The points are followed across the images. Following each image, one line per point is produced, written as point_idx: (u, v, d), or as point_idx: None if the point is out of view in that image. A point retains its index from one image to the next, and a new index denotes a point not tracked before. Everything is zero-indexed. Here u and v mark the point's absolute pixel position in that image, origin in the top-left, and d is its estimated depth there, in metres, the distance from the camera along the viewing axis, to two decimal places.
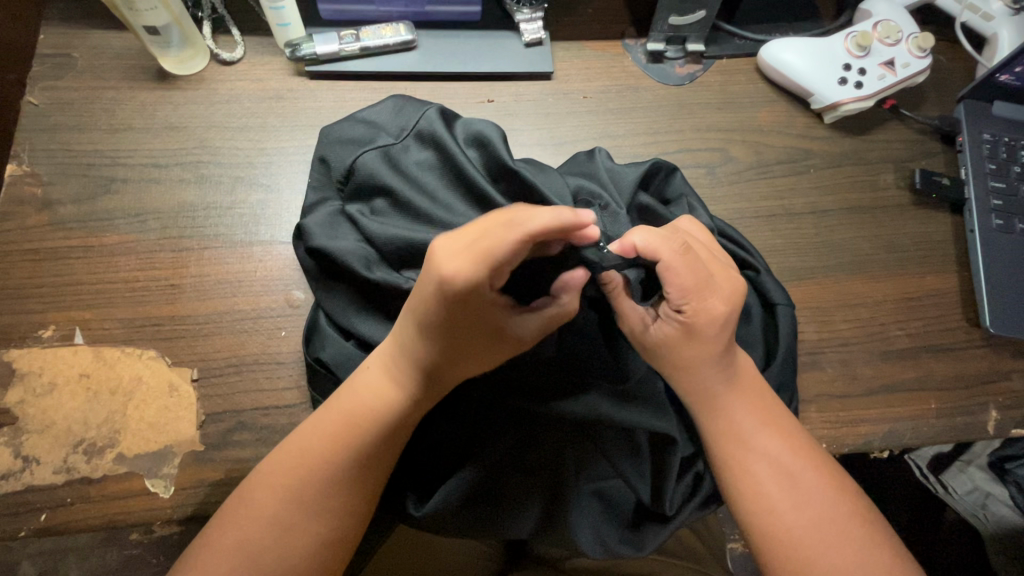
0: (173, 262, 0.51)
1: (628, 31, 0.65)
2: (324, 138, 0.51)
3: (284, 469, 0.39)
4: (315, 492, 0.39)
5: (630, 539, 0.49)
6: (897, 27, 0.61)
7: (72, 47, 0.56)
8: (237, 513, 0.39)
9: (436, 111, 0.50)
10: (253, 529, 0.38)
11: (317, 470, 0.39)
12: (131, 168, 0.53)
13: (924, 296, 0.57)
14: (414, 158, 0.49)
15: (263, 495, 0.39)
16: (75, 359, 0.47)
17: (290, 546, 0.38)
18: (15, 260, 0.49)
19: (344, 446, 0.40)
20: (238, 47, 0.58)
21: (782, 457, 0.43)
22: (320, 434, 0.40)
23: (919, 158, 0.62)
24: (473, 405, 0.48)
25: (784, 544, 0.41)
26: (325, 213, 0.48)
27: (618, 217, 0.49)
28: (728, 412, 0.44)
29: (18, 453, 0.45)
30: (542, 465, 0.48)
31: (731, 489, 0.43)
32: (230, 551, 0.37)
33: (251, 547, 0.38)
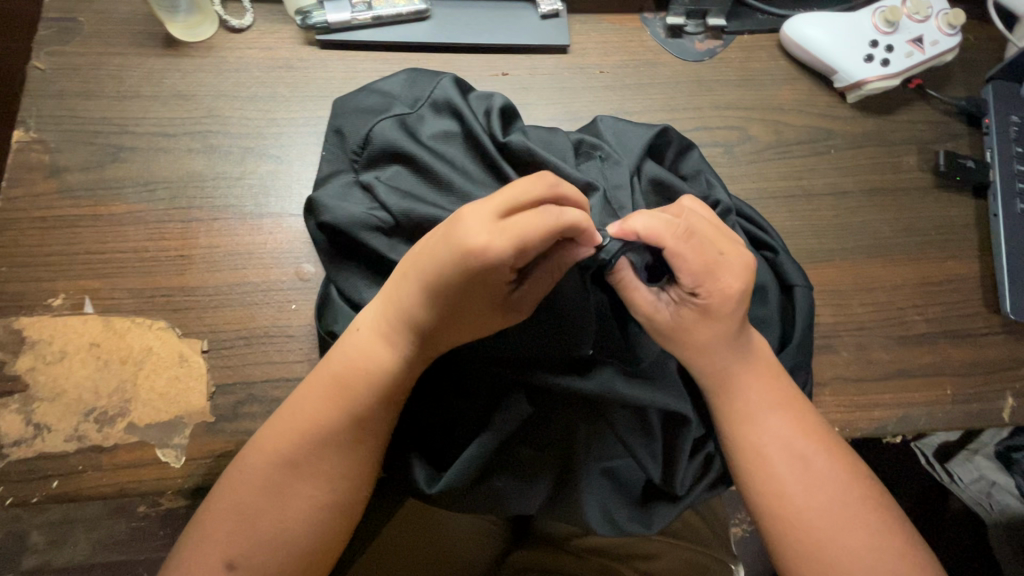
0: (183, 232, 0.50)
1: (647, 4, 0.63)
2: (337, 108, 0.50)
3: (292, 440, 0.39)
4: (324, 460, 0.39)
5: (638, 517, 0.49)
6: (927, 3, 0.59)
7: (78, 12, 0.55)
8: (244, 480, 0.38)
9: (452, 82, 0.50)
10: (257, 495, 0.38)
11: (327, 441, 0.39)
12: (140, 137, 0.52)
13: (943, 282, 0.56)
14: (430, 128, 0.49)
15: (272, 465, 0.39)
16: (85, 328, 0.47)
17: (293, 514, 0.38)
18: (24, 227, 0.49)
19: (354, 418, 0.39)
20: (247, 14, 0.57)
21: (793, 440, 0.42)
22: (333, 407, 0.39)
23: (944, 140, 0.61)
24: (485, 382, 0.47)
25: (794, 530, 0.41)
26: (338, 184, 0.47)
27: (619, 168, 0.49)
28: (742, 393, 0.43)
29: (30, 420, 0.45)
30: (553, 442, 0.48)
31: (742, 473, 0.43)
32: (236, 514, 0.38)
33: (256, 512, 0.38)
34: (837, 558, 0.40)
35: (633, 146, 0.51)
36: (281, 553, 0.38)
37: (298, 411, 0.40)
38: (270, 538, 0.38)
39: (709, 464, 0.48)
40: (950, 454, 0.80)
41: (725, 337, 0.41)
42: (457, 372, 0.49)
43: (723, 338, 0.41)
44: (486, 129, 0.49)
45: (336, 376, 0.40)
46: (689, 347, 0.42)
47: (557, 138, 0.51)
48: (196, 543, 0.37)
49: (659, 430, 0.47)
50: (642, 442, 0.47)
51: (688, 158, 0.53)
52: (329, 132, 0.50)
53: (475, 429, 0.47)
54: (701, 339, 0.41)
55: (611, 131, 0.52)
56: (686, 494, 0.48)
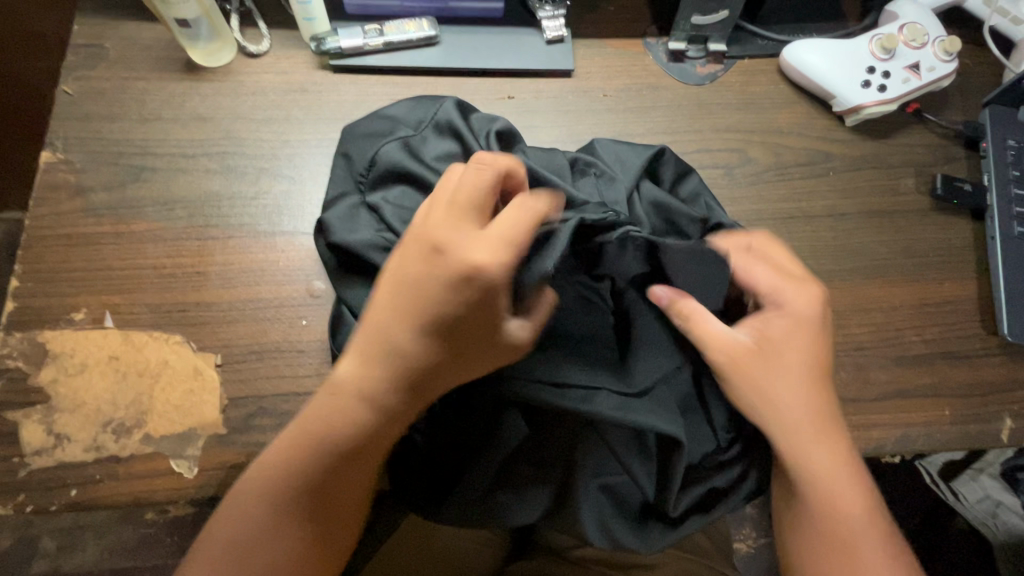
0: (200, 250, 0.52)
1: (649, 30, 0.65)
2: (344, 134, 0.52)
3: (285, 471, 0.39)
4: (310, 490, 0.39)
5: (634, 534, 0.50)
6: (924, 30, 0.61)
7: (105, 38, 0.58)
8: (239, 502, 0.39)
9: (452, 104, 0.52)
10: (250, 519, 0.39)
11: (290, 479, 0.39)
12: (161, 158, 0.55)
13: (941, 303, 0.57)
14: (434, 149, 0.51)
15: (247, 504, 0.39)
16: (105, 341, 0.49)
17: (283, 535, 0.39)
18: (49, 244, 0.51)
19: (317, 457, 0.39)
20: (264, 40, 0.59)
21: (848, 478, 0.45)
22: (302, 432, 0.39)
23: (942, 163, 0.62)
24: (485, 402, 0.48)
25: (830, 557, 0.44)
26: (344, 206, 0.49)
27: (614, 184, 0.51)
28: (814, 409, 0.45)
29: (50, 430, 0.46)
30: (552, 460, 0.50)
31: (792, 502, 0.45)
32: (234, 533, 0.39)
33: (250, 534, 0.39)
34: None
35: (630, 165, 0.53)
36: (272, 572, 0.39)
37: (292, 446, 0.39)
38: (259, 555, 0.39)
39: (706, 482, 0.49)
40: (955, 474, 0.83)
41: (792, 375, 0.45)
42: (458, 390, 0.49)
43: (789, 376, 0.45)
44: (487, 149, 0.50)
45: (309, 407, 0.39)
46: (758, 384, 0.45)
47: (554, 156, 0.53)
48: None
49: (654, 449, 0.49)
50: (637, 459, 0.48)
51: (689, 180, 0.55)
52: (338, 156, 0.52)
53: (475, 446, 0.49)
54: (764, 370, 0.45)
55: (608, 152, 0.54)
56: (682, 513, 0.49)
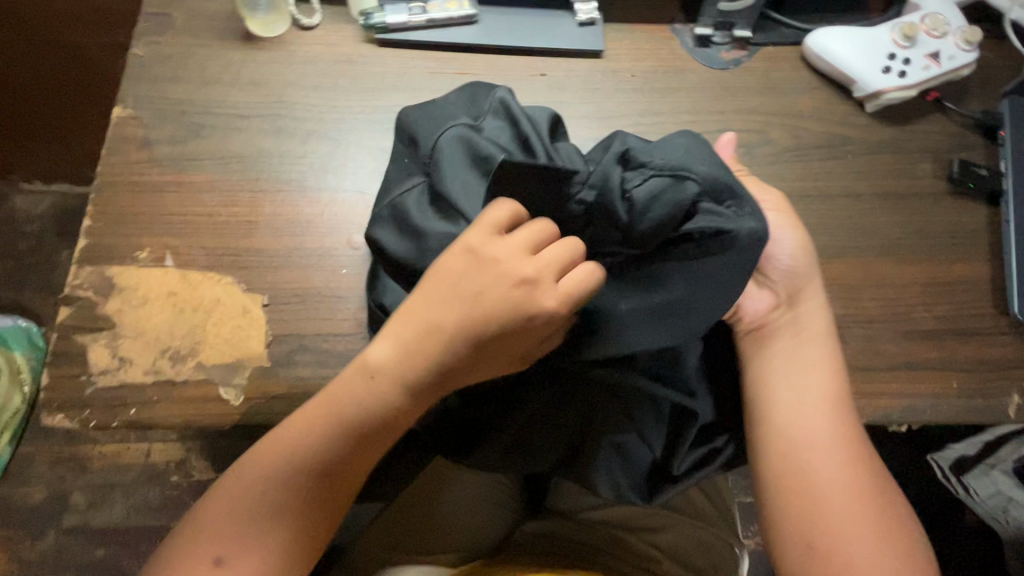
0: (251, 201, 0.56)
1: (677, 17, 0.68)
2: (408, 120, 0.53)
3: (323, 411, 0.45)
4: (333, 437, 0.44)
5: (640, 489, 0.54)
6: (945, 21, 0.63)
7: (173, 8, 0.63)
8: (284, 432, 0.45)
9: (508, 92, 0.53)
10: (286, 449, 0.45)
11: (298, 474, 0.45)
12: (219, 117, 0.59)
13: (953, 282, 0.59)
14: (492, 132, 0.51)
15: (245, 492, 0.44)
16: (165, 278, 0.53)
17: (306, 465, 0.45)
18: (119, 190, 0.56)
19: (313, 438, 0.45)
20: (316, 14, 0.64)
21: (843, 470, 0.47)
22: (317, 438, 0.45)
23: (959, 150, 0.64)
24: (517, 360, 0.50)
25: (817, 540, 0.46)
26: (415, 193, 0.50)
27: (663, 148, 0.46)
28: (810, 378, 0.50)
29: (115, 354, 0.51)
30: (569, 419, 0.52)
31: (777, 484, 0.48)
32: (271, 456, 0.45)
33: (283, 460, 0.45)
34: (850, 558, 0.45)
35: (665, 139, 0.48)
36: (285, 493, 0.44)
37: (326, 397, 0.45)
38: (282, 480, 0.44)
39: (714, 446, 0.52)
40: (966, 467, 0.79)
41: (808, 367, 0.50)
42: None
43: (788, 347, 0.51)
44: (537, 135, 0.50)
45: (311, 405, 0.46)
46: (777, 364, 0.50)
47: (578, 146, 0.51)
48: (225, 557, 0.43)
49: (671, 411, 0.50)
50: (657, 427, 0.50)
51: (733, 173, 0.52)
52: (406, 142, 0.53)
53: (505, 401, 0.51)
54: (791, 355, 0.50)
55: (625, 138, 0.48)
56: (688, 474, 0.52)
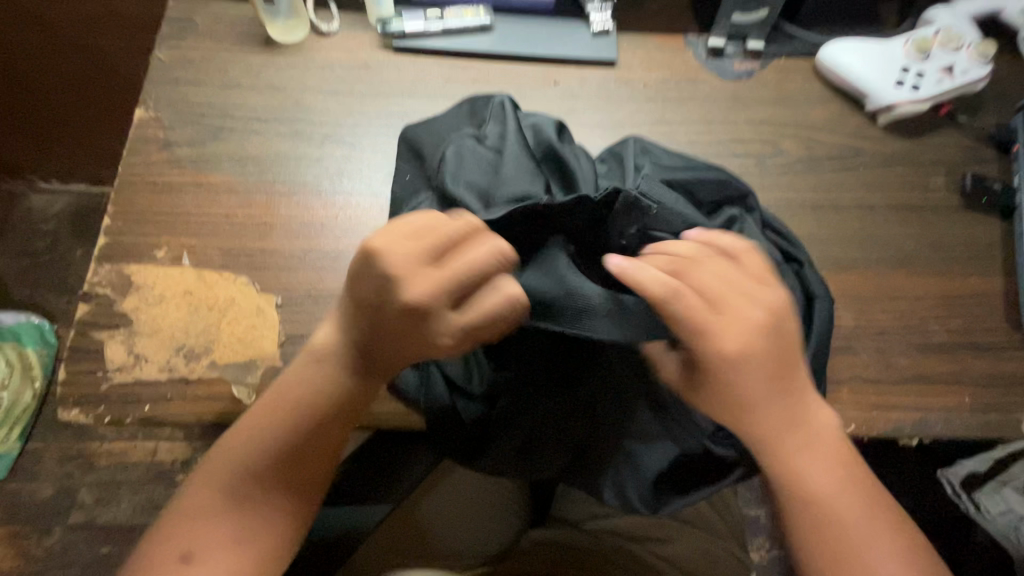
0: (267, 203, 0.57)
1: (690, 28, 0.69)
2: (413, 130, 0.55)
3: (297, 386, 0.46)
4: (297, 407, 0.45)
5: (647, 500, 0.52)
6: (959, 35, 0.63)
7: (195, 13, 0.64)
8: (264, 405, 0.46)
9: (509, 100, 0.54)
10: (259, 423, 0.45)
11: (261, 462, 0.44)
12: (237, 120, 0.60)
13: (965, 296, 0.59)
14: (494, 136, 0.52)
15: (221, 460, 0.45)
16: (181, 277, 0.54)
17: (273, 433, 0.45)
18: (138, 190, 0.57)
19: (289, 415, 0.45)
20: (335, 21, 0.65)
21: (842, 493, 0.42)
22: (274, 419, 0.45)
23: (972, 164, 0.64)
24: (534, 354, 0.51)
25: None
26: (423, 202, 0.52)
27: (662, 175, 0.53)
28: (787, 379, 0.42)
29: (131, 351, 0.52)
30: (579, 425, 0.52)
31: (793, 522, 0.43)
32: (244, 430, 0.45)
33: (252, 429, 0.45)
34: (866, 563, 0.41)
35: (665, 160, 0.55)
36: (249, 457, 0.44)
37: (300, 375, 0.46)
38: (255, 446, 0.45)
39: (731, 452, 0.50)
40: (977, 484, 0.77)
41: (767, 389, 0.42)
42: (505, 344, 0.51)
43: None
44: (543, 142, 0.53)
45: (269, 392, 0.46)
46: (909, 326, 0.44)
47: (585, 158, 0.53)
48: (196, 553, 0.42)
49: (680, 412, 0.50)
50: (665, 435, 0.51)
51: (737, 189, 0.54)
52: (411, 156, 0.55)
53: (516, 406, 0.51)
54: None
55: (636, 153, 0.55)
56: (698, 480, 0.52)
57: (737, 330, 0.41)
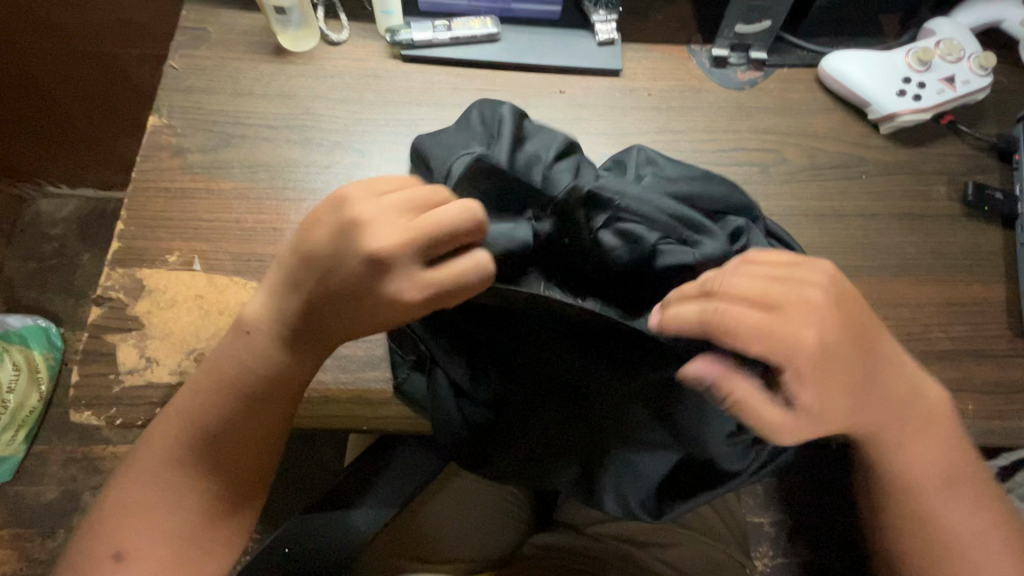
0: (277, 208, 0.58)
1: (694, 38, 0.70)
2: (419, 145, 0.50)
3: (230, 366, 0.46)
4: (235, 387, 0.46)
5: (649, 507, 0.53)
6: (960, 46, 0.64)
7: (207, 23, 0.65)
8: (198, 383, 0.47)
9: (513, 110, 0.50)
10: (193, 402, 0.47)
11: (184, 462, 0.47)
12: (248, 127, 0.62)
13: (968, 304, 0.59)
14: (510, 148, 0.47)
15: (167, 440, 0.47)
16: (193, 281, 0.55)
17: (206, 412, 0.47)
18: (151, 195, 0.58)
19: (226, 396, 0.46)
20: (344, 30, 0.66)
21: (945, 455, 0.48)
22: (202, 420, 0.47)
23: (974, 173, 0.64)
24: (527, 365, 0.49)
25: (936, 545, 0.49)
26: None
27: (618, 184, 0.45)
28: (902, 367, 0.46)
29: (143, 354, 0.53)
30: (578, 434, 0.52)
31: (884, 486, 0.49)
32: (181, 410, 0.47)
33: (185, 408, 0.47)
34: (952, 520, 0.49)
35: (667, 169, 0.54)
36: (188, 438, 0.47)
37: (232, 352, 0.47)
38: (191, 427, 0.47)
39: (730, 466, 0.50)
40: None
41: (871, 374, 0.44)
42: (501, 354, 0.49)
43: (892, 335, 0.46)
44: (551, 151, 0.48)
45: (196, 380, 0.48)
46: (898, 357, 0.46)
47: None
48: (127, 552, 0.45)
49: (686, 424, 0.48)
50: (666, 447, 0.50)
51: (736, 195, 0.51)
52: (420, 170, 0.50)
53: (521, 415, 0.52)
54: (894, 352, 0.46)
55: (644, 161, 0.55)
56: (702, 487, 0.51)
57: (805, 323, 0.41)
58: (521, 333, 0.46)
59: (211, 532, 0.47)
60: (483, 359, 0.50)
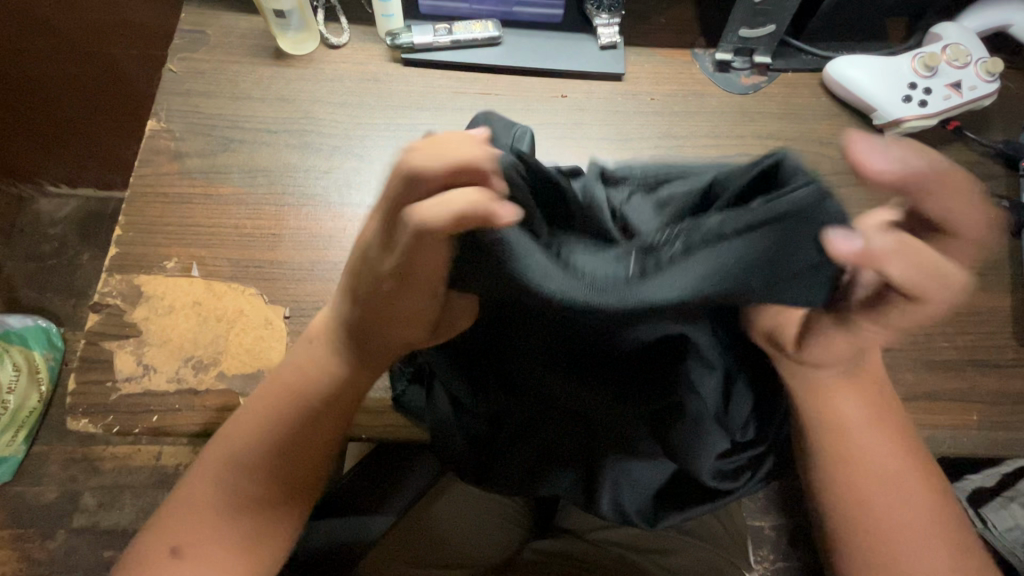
0: (276, 214, 0.58)
1: (698, 41, 0.69)
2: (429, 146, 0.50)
3: (301, 375, 0.48)
4: (303, 396, 0.48)
5: (645, 513, 0.54)
6: (967, 51, 0.63)
7: (206, 25, 0.65)
8: (265, 394, 0.48)
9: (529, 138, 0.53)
10: (262, 409, 0.48)
11: (230, 469, 0.47)
12: (248, 132, 0.61)
13: (974, 313, 0.58)
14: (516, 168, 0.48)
15: (228, 445, 0.47)
16: (190, 288, 0.55)
17: (274, 421, 0.47)
18: (149, 200, 0.58)
19: (289, 406, 0.48)
20: (344, 33, 0.66)
21: (913, 493, 0.48)
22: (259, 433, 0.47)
23: (980, 180, 0.64)
24: (524, 380, 0.47)
25: (866, 530, 0.48)
26: None
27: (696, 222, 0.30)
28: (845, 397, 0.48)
29: (140, 361, 0.52)
30: (575, 446, 0.52)
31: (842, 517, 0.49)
32: (248, 417, 0.48)
33: (252, 415, 0.48)
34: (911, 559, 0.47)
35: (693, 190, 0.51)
36: (252, 446, 0.47)
37: (303, 358, 0.49)
38: (256, 435, 0.47)
39: (724, 484, 0.49)
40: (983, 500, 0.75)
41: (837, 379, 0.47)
42: (498, 373, 0.48)
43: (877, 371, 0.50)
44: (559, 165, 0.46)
45: (258, 393, 0.49)
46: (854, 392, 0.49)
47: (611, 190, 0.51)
48: (182, 547, 0.46)
49: (682, 448, 0.46)
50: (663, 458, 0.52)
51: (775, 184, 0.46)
52: None
53: (520, 430, 0.51)
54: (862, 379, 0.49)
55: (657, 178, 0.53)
56: (696, 500, 0.51)
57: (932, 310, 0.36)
58: (517, 349, 0.44)
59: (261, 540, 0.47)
60: (477, 375, 0.49)
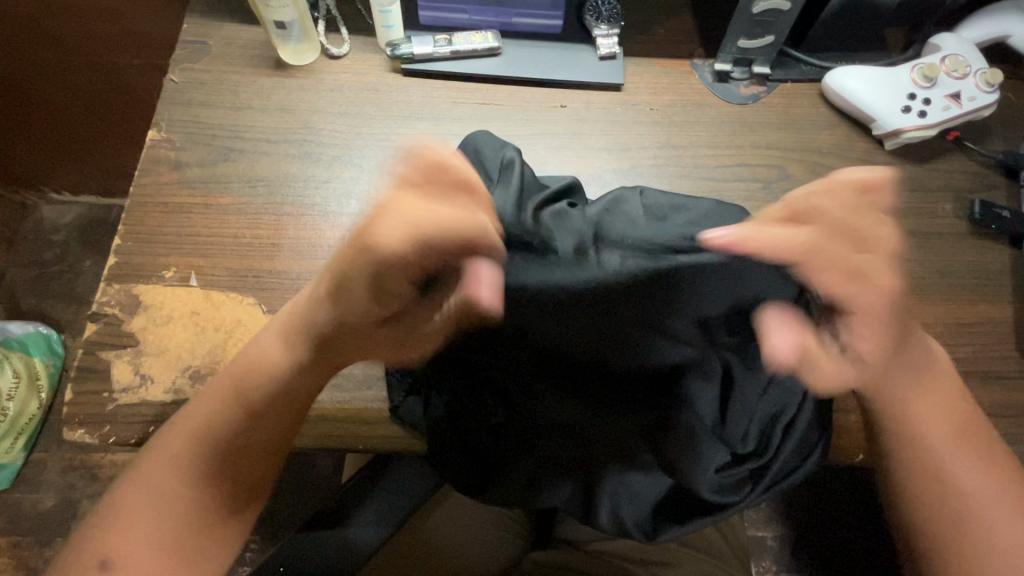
0: (275, 224, 0.58)
1: (697, 52, 0.69)
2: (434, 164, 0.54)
3: (249, 379, 0.49)
4: (252, 401, 0.48)
5: (643, 526, 0.53)
6: (966, 62, 0.64)
7: (208, 36, 0.65)
8: (208, 396, 0.49)
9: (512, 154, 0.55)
10: (208, 414, 0.48)
11: (220, 465, 0.48)
12: (248, 142, 0.61)
13: (976, 324, 0.58)
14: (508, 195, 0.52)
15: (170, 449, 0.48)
16: (189, 297, 0.55)
17: (216, 425, 0.48)
18: (149, 210, 0.58)
19: (230, 411, 0.49)
20: (345, 44, 0.66)
21: (988, 471, 0.49)
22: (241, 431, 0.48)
23: (981, 190, 0.64)
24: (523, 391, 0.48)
25: (957, 520, 0.48)
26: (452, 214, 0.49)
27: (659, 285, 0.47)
28: (903, 385, 0.49)
29: (137, 371, 0.52)
30: (574, 460, 0.51)
31: (921, 505, 0.49)
32: (195, 420, 0.48)
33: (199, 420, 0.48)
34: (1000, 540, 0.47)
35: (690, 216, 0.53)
36: (196, 450, 0.48)
37: (249, 358, 0.50)
38: (202, 437, 0.48)
39: (724, 498, 0.49)
40: None
41: (892, 363, 0.48)
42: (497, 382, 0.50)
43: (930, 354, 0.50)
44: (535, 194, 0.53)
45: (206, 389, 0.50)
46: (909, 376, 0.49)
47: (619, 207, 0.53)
48: (114, 560, 0.45)
49: (681, 457, 0.47)
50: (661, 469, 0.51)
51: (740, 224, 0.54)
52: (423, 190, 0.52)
53: (518, 440, 0.51)
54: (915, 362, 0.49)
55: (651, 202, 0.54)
56: (696, 513, 0.51)
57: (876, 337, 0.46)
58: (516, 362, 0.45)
59: (192, 546, 0.47)
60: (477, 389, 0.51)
